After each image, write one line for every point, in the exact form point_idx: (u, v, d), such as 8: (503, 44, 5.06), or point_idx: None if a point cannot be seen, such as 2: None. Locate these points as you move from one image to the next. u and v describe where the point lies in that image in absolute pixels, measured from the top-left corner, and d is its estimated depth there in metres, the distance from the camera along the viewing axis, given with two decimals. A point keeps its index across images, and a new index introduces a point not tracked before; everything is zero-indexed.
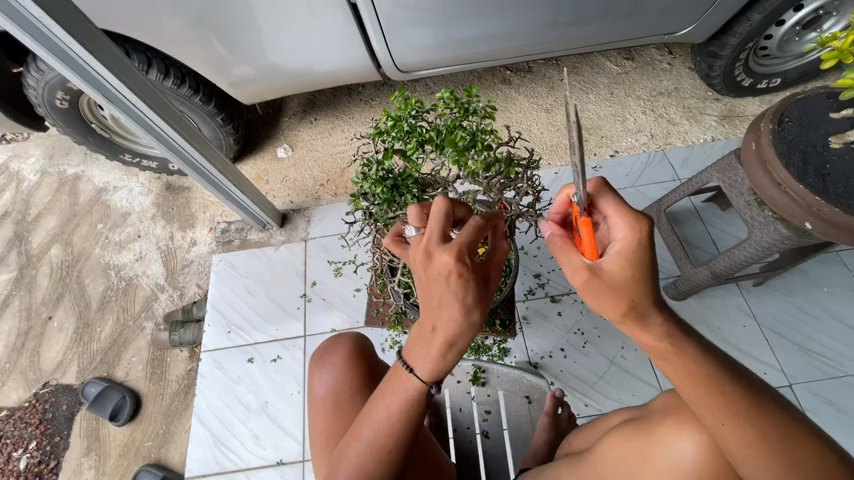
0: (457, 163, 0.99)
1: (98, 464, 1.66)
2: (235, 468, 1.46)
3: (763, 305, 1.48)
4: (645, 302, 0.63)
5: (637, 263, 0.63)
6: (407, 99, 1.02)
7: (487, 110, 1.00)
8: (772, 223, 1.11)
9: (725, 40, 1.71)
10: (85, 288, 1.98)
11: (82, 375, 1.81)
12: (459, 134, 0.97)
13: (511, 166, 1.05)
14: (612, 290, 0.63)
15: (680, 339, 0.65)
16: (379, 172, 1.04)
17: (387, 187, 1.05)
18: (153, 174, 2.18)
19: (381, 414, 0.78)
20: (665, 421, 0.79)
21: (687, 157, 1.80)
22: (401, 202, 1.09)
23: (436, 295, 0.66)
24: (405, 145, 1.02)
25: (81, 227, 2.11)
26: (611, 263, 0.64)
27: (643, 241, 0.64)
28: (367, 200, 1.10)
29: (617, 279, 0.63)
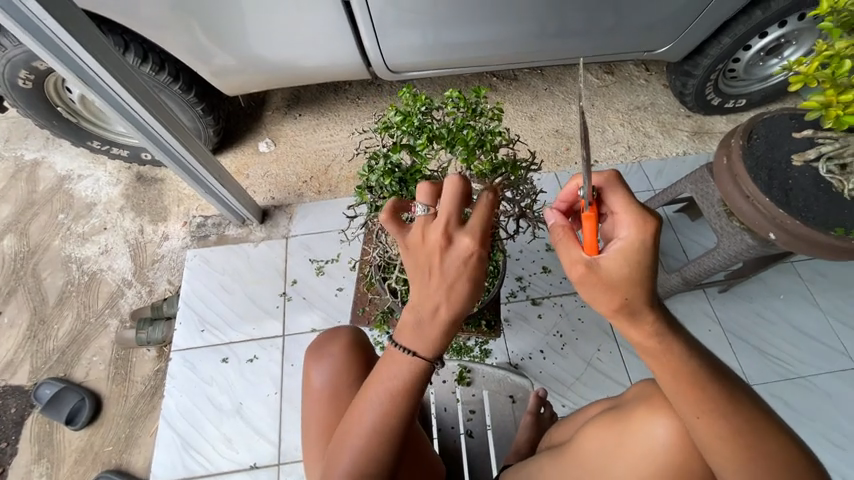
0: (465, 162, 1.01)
1: (50, 471, 1.54)
2: (204, 472, 1.39)
3: (727, 311, 1.57)
4: (641, 300, 0.66)
5: (636, 264, 0.66)
6: (416, 96, 1.02)
7: (495, 112, 1.03)
8: (740, 234, 1.19)
9: (698, 61, 1.81)
10: (42, 282, 1.85)
11: (35, 376, 1.68)
12: (469, 133, 1.00)
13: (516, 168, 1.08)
14: (608, 287, 0.65)
15: (669, 338, 0.68)
16: (386, 165, 1.04)
17: (395, 181, 1.05)
18: (123, 163, 2.06)
19: (384, 390, 0.77)
20: (640, 408, 0.82)
21: (661, 169, 1.89)
22: (408, 197, 1.09)
23: (451, 275, 0.69)
24: (414, 141, 1.01)
25: (39, 216, 1.97)
26: (613, 258, 0.66)
27: (647, 243, 0.66)
28: (373, 193, 1.10)
29: (617, 275, 0.65)
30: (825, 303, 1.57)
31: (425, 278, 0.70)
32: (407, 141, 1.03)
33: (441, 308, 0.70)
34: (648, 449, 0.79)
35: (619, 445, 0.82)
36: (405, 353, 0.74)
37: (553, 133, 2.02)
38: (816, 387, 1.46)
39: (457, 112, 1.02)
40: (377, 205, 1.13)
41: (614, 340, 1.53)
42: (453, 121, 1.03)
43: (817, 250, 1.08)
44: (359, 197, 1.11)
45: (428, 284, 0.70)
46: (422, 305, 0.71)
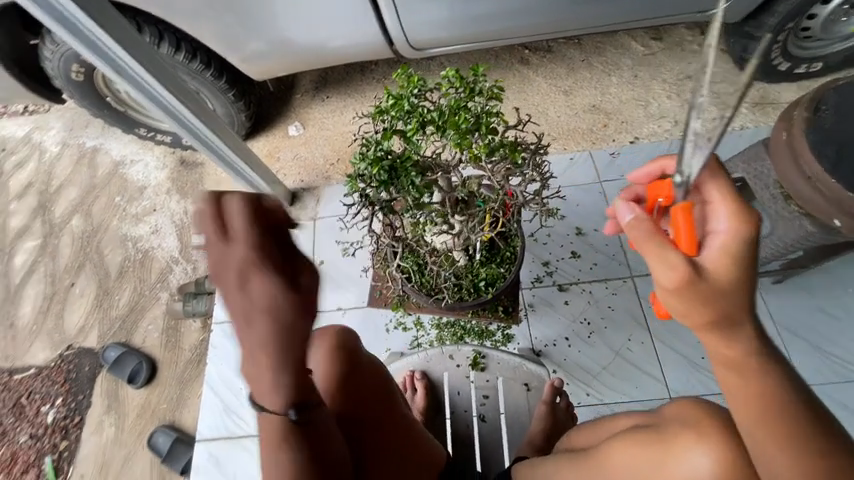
0: (458, 147, 0.96)
1: (117, 422, 1.75)
2: (244, 434, 1.52)
3: (780, 304, 1.43)
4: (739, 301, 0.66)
5: (741, 266, 0.66)
6: (410, 78, 0.98)
7: (493, 92, 0.98)
8: (799, 219, 1.07)
9: (763, 20, 1.58)
10: (105, 257, 2.05)
11: (103, 340, 1.90)
12: (463, 115, 0.95)
13: (515, 150, 1.01)
14: (721, 292, 0.65)
15: (739, 337, 0.67)
16: (377, 152, 1.00)
17: (384, 169, 1.00)
18: (168, 149, 2.20)
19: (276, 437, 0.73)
20: (684, 432, 0.78)
21: (712, 145, 1.72)
22: (399, 186, 1.03)
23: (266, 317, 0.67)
24: (406, 126, 0.99)
25: (100, 198, 2.17)
26: (719, 260, 0.66)
27: (747, 241, 0.67)
28: (365, 182, 1.05)
29: (724, 278, 0.65)
30: None
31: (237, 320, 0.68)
32: (399, 127, 1.00)
33: (274, 347, 0.68)
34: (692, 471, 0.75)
35: (658, 465, 0.78)
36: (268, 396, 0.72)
37: (589, 109, 1.88)
38: None
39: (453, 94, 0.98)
40: (369, 196, 1.06)
41: (647, 329, 1.46)
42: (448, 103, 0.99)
43: None
44: (349, 188, 1.07)
45: (241, 329, 0.68)
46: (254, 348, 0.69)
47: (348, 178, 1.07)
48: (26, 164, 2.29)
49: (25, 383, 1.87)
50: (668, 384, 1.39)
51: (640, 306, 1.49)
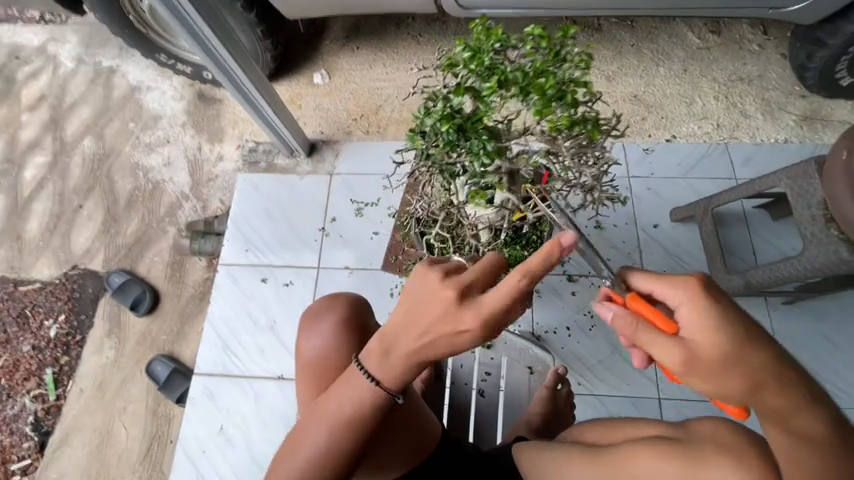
0: (539, 116, 0.86)
1: (117, 346, 1.79)
2: (239, 374, 1.55)
3: (786, 324, 1.42)
4: (746, 364, 0.60)
5: (723, 329, 0.61)
6: (491, 30, 0.86)
7: (583, 56, 0.87)
8: (835, 244, 1.05)
9: (839, 27, 1.46)
10: (115, 183, 2.03)
11: (108, 265, 1.91)
12: (549, 81, 0.84)
13: (595, 128, 0.92)
14: (725, 372, 0.60)
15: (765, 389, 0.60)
16: (446, 109, 0.90)
17: (454, 128, 0.90)
18: (186, 80, 2.12)
19: (338, 410, 0.78)
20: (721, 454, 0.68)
21: (750, 156, 1.62)
22: (466, 149, 0.94)
23: (428, 327, 0.68)
24: (481, 84, 0.87)
25: (113, 122, 2.12)
26: (704, 337, 0.61)
27: (703, 298, 0.63)
28: (426, 138, 0.97)
29: (717, 342, 0.60)
30: None
31: (396, 312, 0.72)
32: (473, 84, 0.90)
33: (413, 354, 0.71)
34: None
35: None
36: (369, 380, 0.75)
37: (630, 99, 1.79)
38: None
39: (539, 52, 0.86)
40: (429, 154, 1.00)
41: None
42: (531, 64, 0.87)
43: None
44: (410, 143, 0.99)
45: (404, 354, 0.72)
46: (397, 344, 0.72)
47: (409, 132, 0.99)
48: (40, 76, 2.21)
49: (29, 296, 1.89)
50: (661, 386, 1.39)
51: None
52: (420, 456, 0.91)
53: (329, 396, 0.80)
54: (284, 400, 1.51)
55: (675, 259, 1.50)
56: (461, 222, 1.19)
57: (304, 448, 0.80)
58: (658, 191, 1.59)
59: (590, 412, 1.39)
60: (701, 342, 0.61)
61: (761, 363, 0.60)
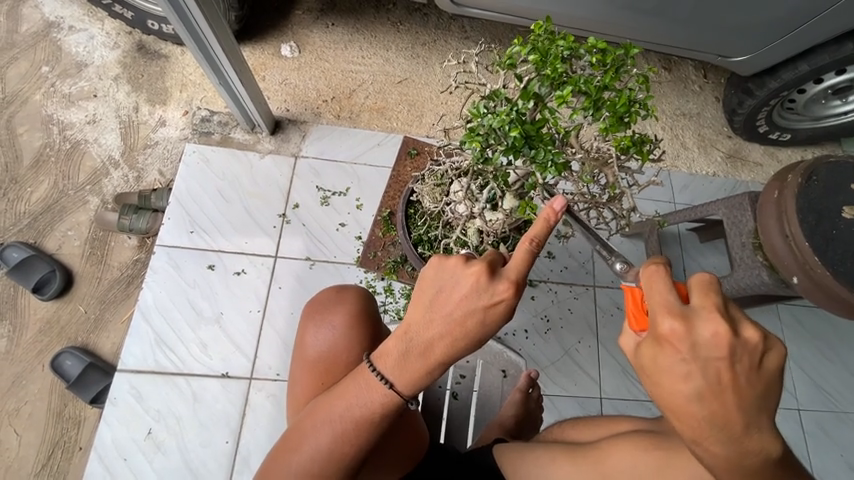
0: (605, 132, 0.86)
1: (12, 335, 1.49)
2: (175, 371, 1.38)
3: None
4: (660, 383, 0.51)
5: (668, 369, 0.50)
6: (563, 37, 0.86)
7: (641, 78, 0.89)
8: (758, 268, 1.23)
9: (766, 81, 1.70)
10: (18, 138, 1.68)
11: (3, 237, 1.59)
12: (617, 97, 0.84)
13: (648, 151, 0.91)
14: (659, 386, 0.51)
15: (679, 423, 0.51)
16: (511, 112, 0.87)
17: (521, 133, 0.86)
18: (123, 26, 1.82)
19: (349, 412, 0.75)
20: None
21: (687, 184, 1.84)
22: (528, 157, 0.90)
23: (456, 316, 0.66)
24: (550, 92, 0.87)
25: (19, 62, 1.76)
26: (645, 341, 0.53)
27: (675, 335, 0.50)
28: (487, 141, 0.92)
29: (667, 377, 0.50)
30: (791, 347, 1.66)
31: (415, 302, 0.69)
32: (538, 89, 0.88)
33: (433, 351, 0.67)
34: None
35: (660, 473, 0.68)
36: (382, 382, 0.71)
37: None
38: None
39: (603, 67, 0.87)
40: (486, 157, 0.95)
41: (595, 335, 1.57)
42: (595, 77, 0.87)
43: (834, 303, 1.11)
44: (467, 143, 0.91)
45: (409, 346, 0.69)
46: (415, 337, 0.68)
47: (466, 131, 0.92)
48: None
49: None
50: (601, 386, 1.51)
51: (595, 314, 1.59)
52: (415, 459, 0.94)
53: (336, 398, 0.77)
54: (227, 399, 1.37)
55: None
56: (481, 230, 1.16)
57: (310, 453, 0.78)
58: None
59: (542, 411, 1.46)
60: (641, 350, 0.53)
61: (693, 404, 0.49)
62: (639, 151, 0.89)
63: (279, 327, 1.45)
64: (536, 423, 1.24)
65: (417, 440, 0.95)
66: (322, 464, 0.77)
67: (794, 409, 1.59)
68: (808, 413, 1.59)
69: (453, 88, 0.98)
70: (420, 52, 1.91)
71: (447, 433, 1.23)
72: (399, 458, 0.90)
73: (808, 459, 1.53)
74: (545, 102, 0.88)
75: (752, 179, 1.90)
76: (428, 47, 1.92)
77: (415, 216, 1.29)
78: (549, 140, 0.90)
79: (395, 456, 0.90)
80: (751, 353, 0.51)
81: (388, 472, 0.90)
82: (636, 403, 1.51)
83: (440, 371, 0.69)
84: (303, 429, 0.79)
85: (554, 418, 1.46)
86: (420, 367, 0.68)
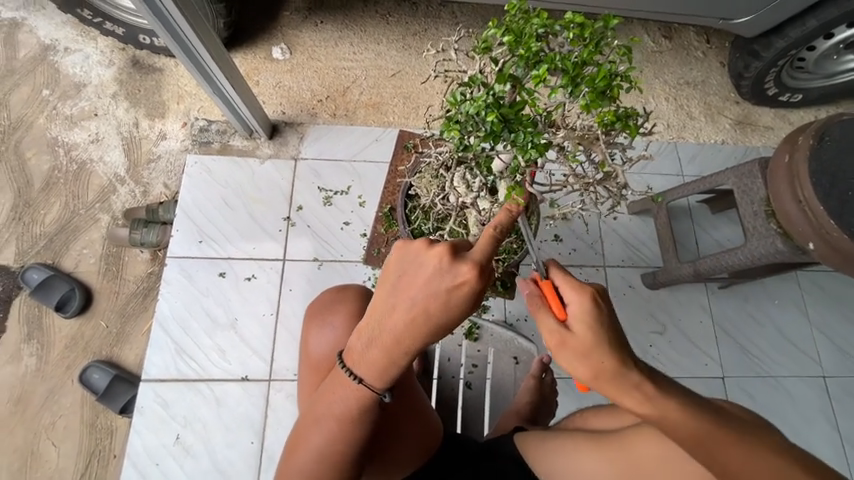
0: (586, 109, 0.83)
1: (40, 353, 1.55)
2: (196, 378, 1.42)
3: (721, 306, 1.61)
4: (572, 348, 0.66)
5: (579, 334, 0.66)
6: (536, 15, 0.83)
7: (622, 50, 0.85)
8: (772, 236, 1.20)
9: (772, 41, 1.62)
10: (27, 162, 1.73)
11: (23, 259, 1.64)
12: (595, 71, 0.82)
13: (636, 125, 0.88)
14: (582, 353, 0.65)
15: (602, 379, 0.65)
16: (487, 97, 0.85)
17: (498, 118, 0.84)
18: (116, 43, 1.84)
19: (334, 410, 0.78)
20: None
21: (694, 154, 1.79)
22: (509, 142, 0.89)
23: (420, 299, 0.66)
24: (526, 73, 0.85)
25: (21, 88, 1.79)
26: (556, 324, 0.68)
27: (580, 309, 0.68)
28: (465, 129, 0.91)
29: (580, 342, 0.65)
30: (813, 314, 1.62)
31: (381, 288, 0.71)
32: (515, 71, 0.86)
33: (399, 336, 0.68)
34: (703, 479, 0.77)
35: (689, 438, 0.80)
36: (352, 378, 0.75)
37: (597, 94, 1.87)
38: (783, 387, 1.53)
39: (582, 42, 0.84)
40: (467, 144, 0.94)
41: None
42: (574, 53, 0.84)
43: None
44: (445, 132, 0.91)
45: (379, 333, 0.70)
46: (381, 324, 0.70)
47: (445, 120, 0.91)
48: None
49: None
50: None
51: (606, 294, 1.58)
52: (428, 452, 0.94)
53: (324, 398, 0.79)
54: (249, 401, 1.41)
55: (631, 248, 1.64)
56: (474, 219, 1.15)
57: (310, 455, 0.79)
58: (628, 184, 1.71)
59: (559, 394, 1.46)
60: (558, 328, 0.67)
61: (600, 354, 0.65)
62: (625, 126, 0.87)
63: (293, 329, 1.47)
64: (551, 408, 1.25)
65: (427, 430, 0.94)
66: (318, 466, 0.79)
67: (819, 376, 1.55)
68: (834, 379, 1.55)
69: (433, 77, 0.96)
70: (411, 43, 1.88)
71: (464, 422, 1.24)
72: (405, 454, 0.90)
73: (835, 424, 1.51)
74: (522, 83, 0.86)
75: (764, 144, 1.84)
76: (419, 36, 1.89)
77: (411, 209, 1.29)
78: (530, 122, 0.88)
79: (406, 445, 0.90)
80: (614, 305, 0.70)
81: (400, 468, 0.91)
82: None
83: (405, 359, 0.71)
84: (302, 432, 0.82)
85: (571, 400, 1.46)
86: (386, 355, 0.70)
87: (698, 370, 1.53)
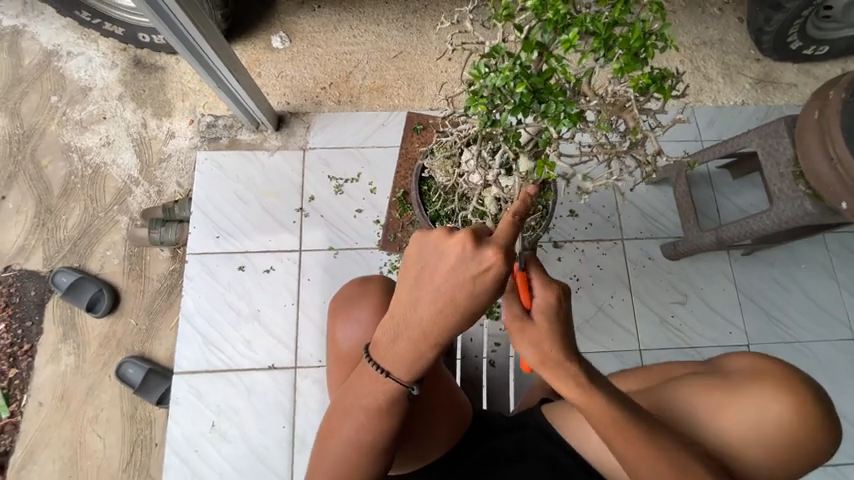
0: (621, 72, 0.80)
1: (76, 352, 1.61)
2: (226, 369, 1.47)
3: (745, 274, 1.57)
4: (524, 336, 0.72)
5: (539, 326, 0.71)
6: None
7: (654, 6, 0.81)
8: (800, 198, 1.16)
9: None
10: (44, 169, 1.76)
11: (50, 264, 1.69)
12: (631, 30, 0.78)
13: (670, 87, 0.85)
14: (534, 342, 0.71)
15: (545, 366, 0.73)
16: (515, 67, 0.82)
17: (527, 88, 0.81)
18: (118, 43, 1.84)
19: (364, 402, 0.79)
20: (750, 384, 0.88)
21: (713, 118, 1.72)
22: (538, 113, 0.86)
23: (445, 289, 0.66)
24: (555, 37, 0.81)
25: (30, 96, 1.81)
26: (519, 315, 0.72)
27: (545, 303, 0.71)
28: (491, 103, 0.87)
29: (534, 337, 0.71)
30: (842, 276, 1.57)
31: (404, 281, 0.71)
32: (541, 37, 0.82)
33: (426, 328, 0.69)
34: (714, 447, 0.89)
35: (720, 409, 0.89)
36: (379, 372, 0.76)
37: None
38: (811, 351, 1.51)
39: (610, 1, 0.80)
40: (492, 119, 0.92)
41: (629, 288, 1.54)
42: (603, 14, 0.80)
43: None
44: (471, 108, 0.88)
45: (405, 326, 0.71)
46: (407, 317, 0.70)
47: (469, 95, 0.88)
48: None
49: None
50: (640, 339, 1.50)
51: (626, 267, 1.56)
52: (459, 435, 0.97)
53: (353, 391, 0.81)
54: (278, 389, 1.46)
55: (650, 219, 1.60)
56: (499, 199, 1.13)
57: (343, 446, 0.82)
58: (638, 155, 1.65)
59: None
60: (520, 316, 0.72)
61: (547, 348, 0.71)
62: (660, 88, 0.83)
63: (315, 318, 1.50)
64: None
65: (456, 412, 0.97)
66: (349, 458, 0.81)
67: (849, 338, 1.52)
68: None
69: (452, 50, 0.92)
70: (412, 21, 1.83)
71: (489, 400, 1.26)
72: (435, 439, 0.92)
73: None
74: (550, 50, 0.82)
75: (787, 102, 1.76)
76: (419, 14, 1.84)
77: (430, 192, 1.28)
78: (559, 90, 0.84)
79: (436, 430, 0.92)
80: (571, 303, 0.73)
81: (432, 452, 0.93)
82: (678, 350, 1.50)
83: (433, 350, 0.71)
84: (333, 424, 0.84)
85: None
86: (415, 347, 0.71)
87: (722, 338, 1.51)
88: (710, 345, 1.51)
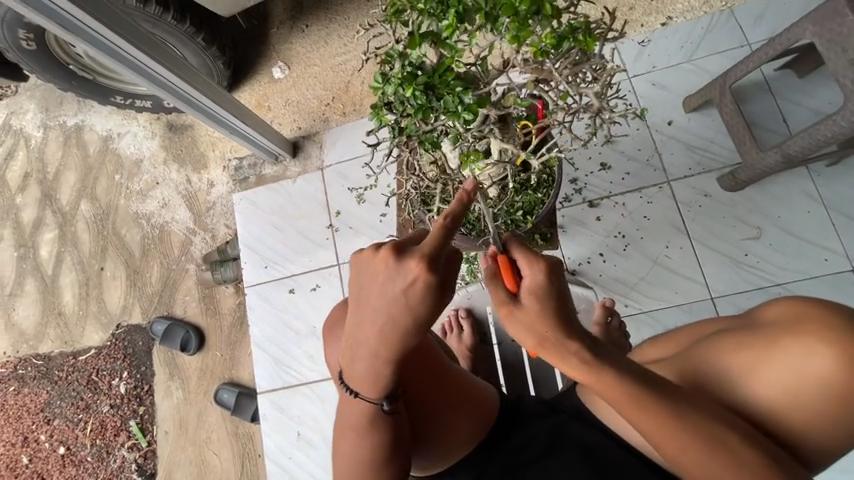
0: (516, 41, 0.77)
1: (183, 386, 1.89)
2: (299, 383, 1.62)
3: (834, 188, 1.32)
4: (516, 319, 0.72)
5: (532, 305, 0.72)
6: None
7: None
8: None
9: None
10: (124, 238, 2.06)
11: (147, 316, 1.98)
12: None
13: (589, 36, 0.82)
14: (527, 325, 0.71)
15: (545, 347, 0.72)
16: (406, 69, 0.83)
17: (420, 89, 0.84)
18: (152, 115, 2.06)
19: (356, 420, 0.85)
20: (786, 339, 0.78)
21: (758, 14, 1.45)
22: (441, 108, 0.87)
23: (382, 307, 0.71)
24: (438, 25, 0.80)
25: (100, 179, 2.11)
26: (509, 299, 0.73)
27: (535, 281, 0.73)
28: (394, 110, 0.91)
29: (529, 317, 0.71)
30: None
31: (351, 306, 0.77)
32: (427, 28, 0.82)
33: (377, 344, 0.74)
34: (744, 411, 0.82)
35: (750, 369, 0.81)
36: (351, 392, 0.84)
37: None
38: None
39: None
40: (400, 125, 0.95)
41: (685, 233, 1.38)
42: None
43: None
44: (376, 120, 0.92)
45: (361, 346, 0.76)
46: (359, 338, 0.76)
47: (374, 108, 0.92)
48: (16, 154, 2.19)
49: (91, 363, 1.98)
50: (709, 286, 1.34)
51: (678, 210, 1.39)
52: (473, 440, 0.95)
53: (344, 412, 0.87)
54: None
55: (698, 151, 1.41)
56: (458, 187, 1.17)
57: (346, 462, 0.87)
58: (668, 84, 1.45)
59: (644, 330, 1.36)
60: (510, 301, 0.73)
61: (538, 330, 0.71)
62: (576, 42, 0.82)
63: None
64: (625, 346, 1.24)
65: (472, 411, 0.96)
66: (353, 474, 0.87)
67: None
68: None
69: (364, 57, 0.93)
70: None
71: (544, 378, 1.23)
72: (443, 448, 0.93)
73: None
74: (440, 37, 0.81)
75: None
76: None
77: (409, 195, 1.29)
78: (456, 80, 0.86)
79: (443, 438, 0.93)
80: (561, 276, 0.74)
81: (444, 459, 0.94)
82: (759, 291, 1.31)
83: (390, 363, 0.77)
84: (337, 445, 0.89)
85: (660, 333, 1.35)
86: (375, 363, 0.77)
87: (816, 268, 1.30)
88: (800, 278, 1.30)
